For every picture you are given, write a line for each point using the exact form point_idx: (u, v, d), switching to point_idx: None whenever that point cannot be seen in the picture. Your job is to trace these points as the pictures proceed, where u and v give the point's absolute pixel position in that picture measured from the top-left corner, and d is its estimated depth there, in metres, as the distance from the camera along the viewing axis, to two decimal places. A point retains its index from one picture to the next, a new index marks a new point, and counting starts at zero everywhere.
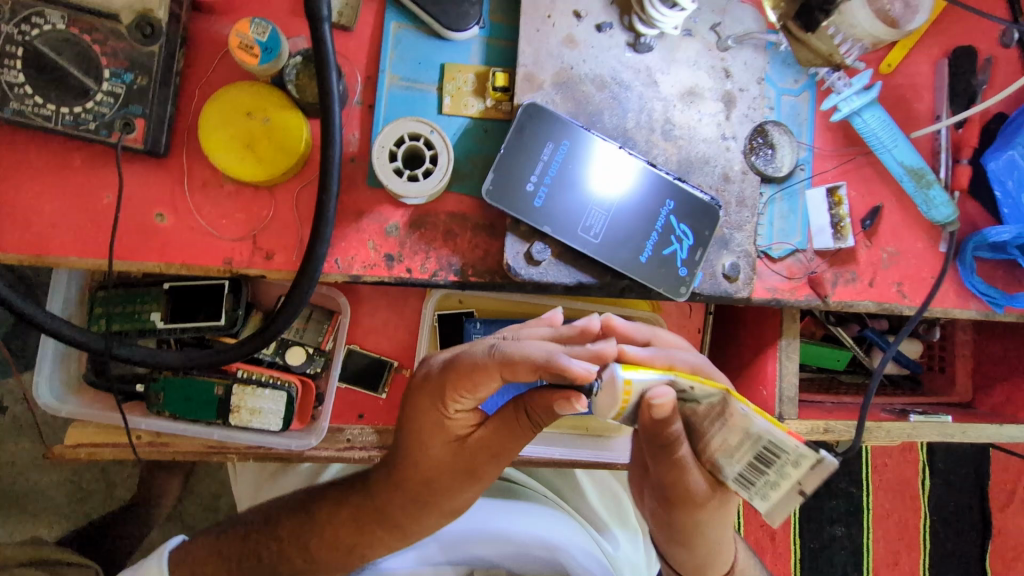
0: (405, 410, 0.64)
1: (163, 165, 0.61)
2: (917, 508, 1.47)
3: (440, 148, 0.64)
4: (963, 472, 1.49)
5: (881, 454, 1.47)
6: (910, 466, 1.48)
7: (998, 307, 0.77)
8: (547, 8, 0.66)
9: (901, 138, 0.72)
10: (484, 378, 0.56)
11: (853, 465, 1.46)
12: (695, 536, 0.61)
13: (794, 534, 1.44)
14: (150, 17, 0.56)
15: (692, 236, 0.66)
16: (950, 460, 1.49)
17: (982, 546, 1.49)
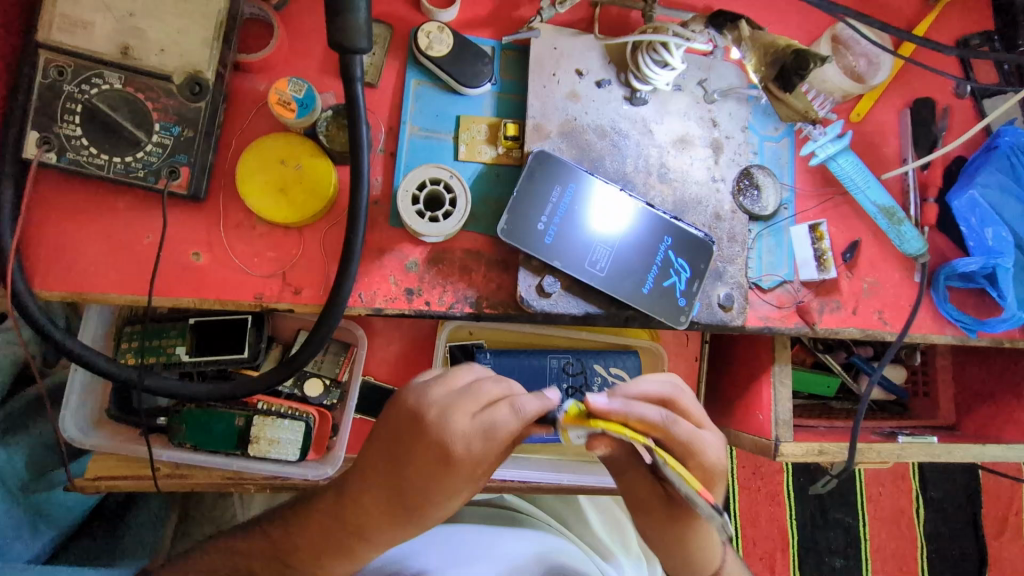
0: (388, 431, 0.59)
1: (202, 208, 0.66)
2: (913, 537, 1.50)
3: (459, 191, 0.69)
4: (957, 500, 1.52)
5: (876, 482, 1.50)
6: (905, 494, 1.51)
7: (972, 332, 0.83)
8: (552, 66, 0.73)
9: (873, 180, 0.80)
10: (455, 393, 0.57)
11: (849, 494, 1.49)
12: (679, 555, 0.62)
13: (795, 566, 1.46)
14: (199, 77, 0.62)
15: (689, 270, 0.72)
16: (943, 488, 1.52)
17: (980, 574, 1.51)
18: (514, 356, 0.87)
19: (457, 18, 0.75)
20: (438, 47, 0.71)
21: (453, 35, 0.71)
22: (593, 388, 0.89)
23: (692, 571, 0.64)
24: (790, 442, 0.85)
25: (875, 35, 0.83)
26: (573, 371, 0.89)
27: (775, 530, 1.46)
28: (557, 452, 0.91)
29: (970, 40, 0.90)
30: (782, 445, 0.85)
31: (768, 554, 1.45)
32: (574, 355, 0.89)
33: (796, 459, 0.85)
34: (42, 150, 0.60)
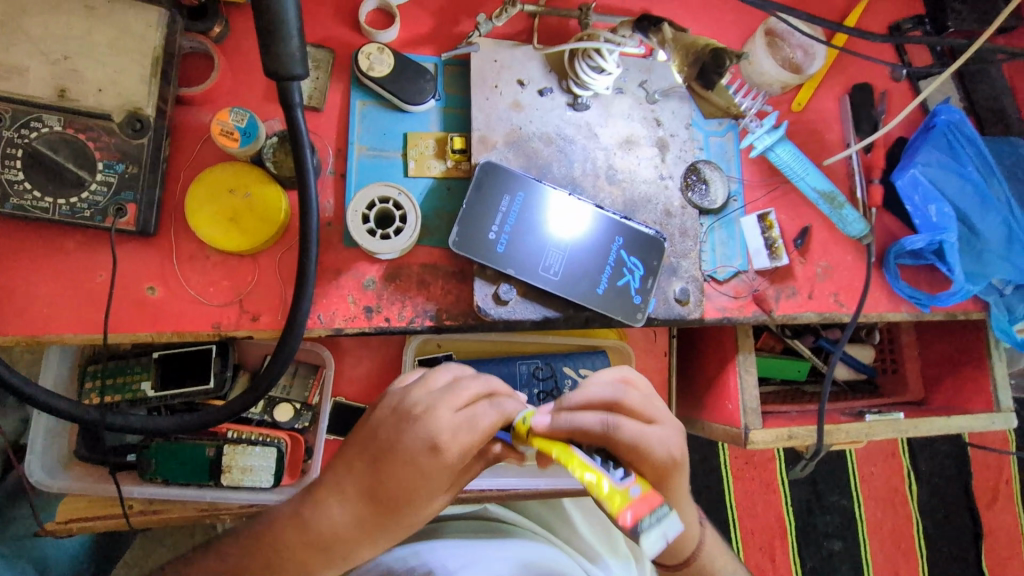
0: (366, 434, 0.61)
1: (153, 242, 0.67)
2: (908, 514, 1.52)
3: (408, 208, 0.70)
4: (946, 474, 1.54)
5: (866, 463, 1.52)
6: (896, 473, 1.52)
7: (925, 307, 0.86)
8: (493, 79, 0.75)
9: (812, 168, 0.81)
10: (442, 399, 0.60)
11: (841, 477, 1.51)
12: None
13: (794, 553, 1.47)
14: (139, 114, 0.62)
15: (641, 268, 0.74)
16: (933, 463, 1.54)
17: (977, 546, 1.53)
18: (483, 366, 0.88)
19: (397, 38, 0.77)
20: (379, 67, 0.72)
21: (392, 55, 0.72)
22: (564, 392, 0.90)
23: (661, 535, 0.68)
24: (759, 430, 0.87)
25: (807, 27, 0.86)
26: (543, 375, 0.89)
27: (772, 519, 1.47)
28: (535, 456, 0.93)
29: (902, 25, 0.93)
30: (752, 432, 0.86)
31: (766, 544, 1.46)
32: (543, 360, 0.90)
33: (768, 445, 0.87)
34: None
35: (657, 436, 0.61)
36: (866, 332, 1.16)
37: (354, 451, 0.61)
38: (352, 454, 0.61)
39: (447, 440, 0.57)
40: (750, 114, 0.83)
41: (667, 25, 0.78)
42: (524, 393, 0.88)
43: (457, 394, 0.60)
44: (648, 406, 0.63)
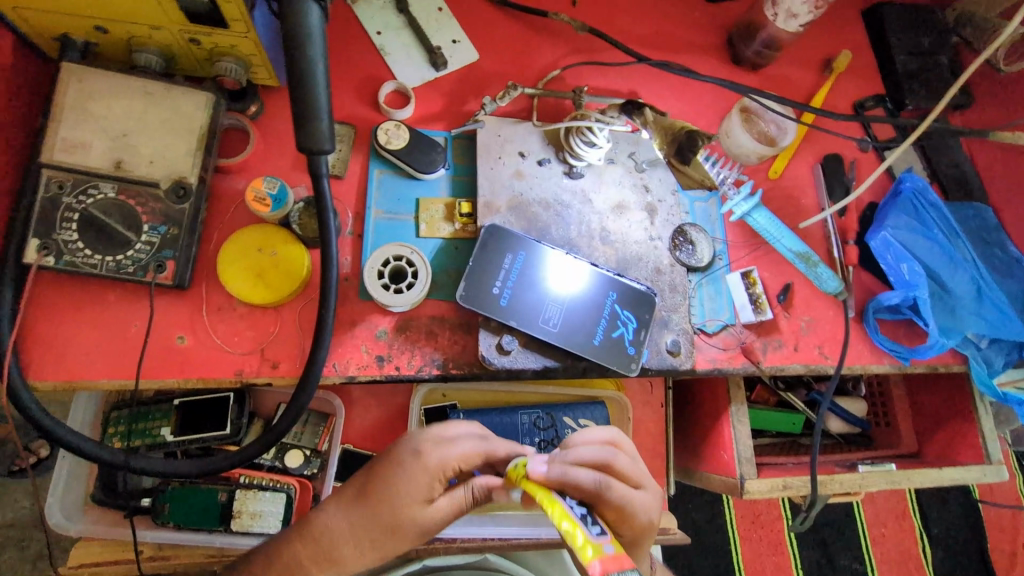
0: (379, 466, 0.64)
1: (185, 295, 0.73)
2: None
3: (420, 265, 0.77)
4: (958, 535, 1.52)
5: (876, 522, 1.50)
6: (908, 533, 1.51)
7: (906, 359, 0.90)
8: (498, 151, 0.83)
9: (786, 230, 0.88)
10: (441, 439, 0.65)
11: (851, 537, 1.49)
12: None
13: None
14: (183, 182, 0.70)
15: (634, 320, 0.79)
16: (944, 523, 1.52)
17: None
18: (487, 414, 0.92)
19: (412, 116, 0.87)
20: (396, 141, 0.81)
21: (408, 131, 0.81)
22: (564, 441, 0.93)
23: None
24: (754, 479, 0.88)
25: (778, 106, 0.96)
26: (544, 425, 0.93)
27: None
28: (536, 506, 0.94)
29: (864, 104, 1.03)
30: (747, 482, 0.88)
31: None
32: (544, 410, 0.94)
33: (763, 495, 0.88)
34: (42, 255, 0.67)
35: (641, 501, 0.63)
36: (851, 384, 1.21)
37: (356, 518, 0.61)
38: (356, 513, 0.62)
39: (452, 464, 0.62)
40: (727, 182, 0.91)
41: (648, 108, 0.79)
42: (525, 442, 0.91)
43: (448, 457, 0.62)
44: (634, 472, 0.65)
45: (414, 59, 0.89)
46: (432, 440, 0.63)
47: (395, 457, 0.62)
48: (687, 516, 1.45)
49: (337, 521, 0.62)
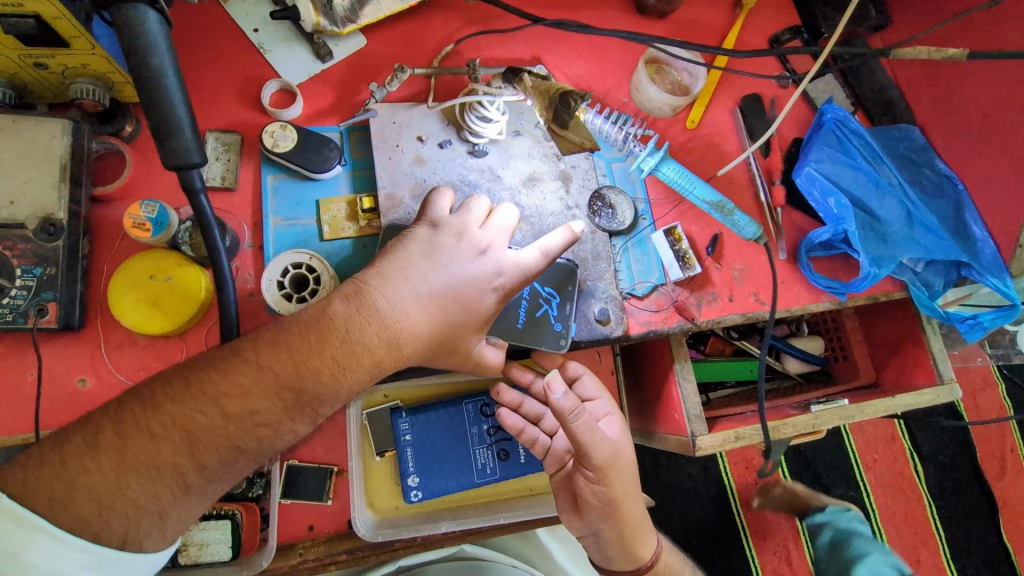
0: (349, 332, 0.58)
1: (80, 336, 0.69)
2: (919, 497, 1.50)
3: (321, 269, 0.74)
4: (949, 451, 1.53)
5: (868, 450, 1.51)
6: (898, 456, 1.52)
7: (842, 295, 0.89)
8: (394, 139, 0.80)
9: (697, 181, 0.87)
10: (439, 284, 0.63)
11: (845, 469, 1.50)
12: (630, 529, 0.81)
13: (809, 553, 1.44)
14: (52, 218, 0.66)
15: (558, 293, 0.78)
16: (933, 441, 1.53)
17: (994, 519, 1.51)
18: (429, 410, 0.90)
19: (302, 114, 0.82)
20: (283, 143, 0.76)
21: (295, 130, 0.77)
22: None
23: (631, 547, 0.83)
24: (705, 435, 0.87)
25: (686, 52, 0.93)
26: (491, 411, 0.91)
27: (781, 521, 1.45)
28: (495, 492, 0.92)
29: (781, 37, 0.99)
30: (698, 439, 0.87)
31: (780, 548, 1.44)
32: (490, 396, 0.92)
33: (715, 449, 0.87)
34: None
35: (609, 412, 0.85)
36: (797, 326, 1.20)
37: (331, 335, 0.57)
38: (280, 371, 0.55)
39: (438, 313, 0.63)
40: (635, 138, 0.89)
41: (526, 72, 0.81)
42: (472, 431, 0.90)
43: (455, 342, 0.65)
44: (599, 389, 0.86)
45: (297, 53, 0.83)
46: (445, 282, 0.63)
47: (367, 337, 0.59)
48: (679, 472, 1.45)
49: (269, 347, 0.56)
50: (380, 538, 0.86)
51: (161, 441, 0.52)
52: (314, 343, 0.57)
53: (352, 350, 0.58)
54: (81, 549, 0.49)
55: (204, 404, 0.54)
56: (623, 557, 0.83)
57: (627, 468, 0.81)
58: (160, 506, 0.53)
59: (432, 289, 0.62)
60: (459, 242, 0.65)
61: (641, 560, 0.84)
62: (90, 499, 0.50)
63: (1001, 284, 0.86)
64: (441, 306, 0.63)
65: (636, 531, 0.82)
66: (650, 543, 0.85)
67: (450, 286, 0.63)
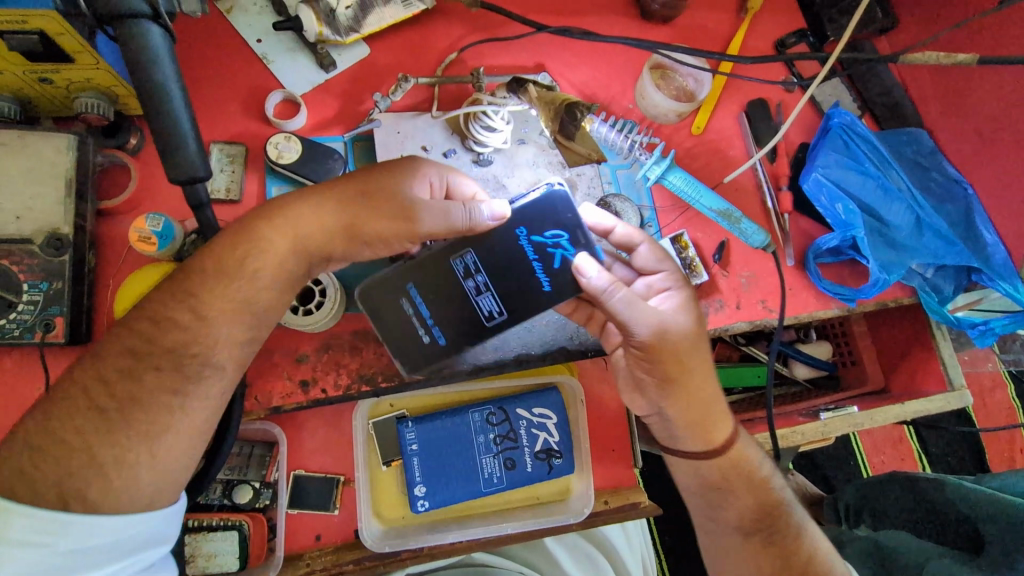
0: (234, 246, 0.63)
1: (87, 350, 0.70)
2: None
3: (327, 281, 0.73)
4: (958, 453, 1.51)
5: (875, 453, 1.50)
6: (906, 458, 1.50)
7: (851, 302, 0.88)
8: (399, 149, 0.79)
9: (703, 189, 0.85)
10: (333, 186, 0.64)
11: (852, 473, 1.49)
12: (688, 409, 0.72)
13: None
14: (58, 233, 0.66)
15: (568, 232, 0.67)
16: (941, 443, 1.52)
17: None
18: (435, 418, 0.89)
19: (306, 125, 0.82)
20: (287, 154, 0.76)
21: (299, 141, 0.77)
22: (520, 433, 0.91)
23: (696, 430, 0.73)
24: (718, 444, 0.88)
25: (693, 56, 0.92)
26: (497, 420, 0.91)
27: None
28: (498, 502, 0.92)
29: (787, 41, 0.98)
30: None
31: None
32: (495, 405, 0.91)
33: None
34: None
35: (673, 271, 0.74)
36: (803, 332, 1.19)
37: (297, 228, 0.64)
38: (175, 291, 0.61)
39: (327, 207, 0.64)
40: (639, 146, 0.87)
41: (529, 83, 0.83)
42: (478, 440, 0.89)
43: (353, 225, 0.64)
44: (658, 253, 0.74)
45: (301, 63, 0.83)
46: (324, 183, 0.64)
47: (256, 236, 0.63)
48: None
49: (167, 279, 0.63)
50: (387, 550, 0.87)
51: (87, 386, 0.58)
52: (229, 234, 0.63)
53: (244, 252, 0.63)
54: (23, 512, 0.51)
55: (119, 335, 0.60)
56: (692, 437, 0.74)
57: (685, 337, 0.70)
58: (95, 450, 0.56)
59: (319, 193, 0.64)
60: (399, 160, 0.67)
61: (715, 441, 0.74)
62: (30, 454, 0.55)
63: (1012, 290, 0.85)
64: (335, 203, 0.64)
65: (705, 412, 0.73)
66: (727, 423, 0.75)
67: (338, 187, 0.64)
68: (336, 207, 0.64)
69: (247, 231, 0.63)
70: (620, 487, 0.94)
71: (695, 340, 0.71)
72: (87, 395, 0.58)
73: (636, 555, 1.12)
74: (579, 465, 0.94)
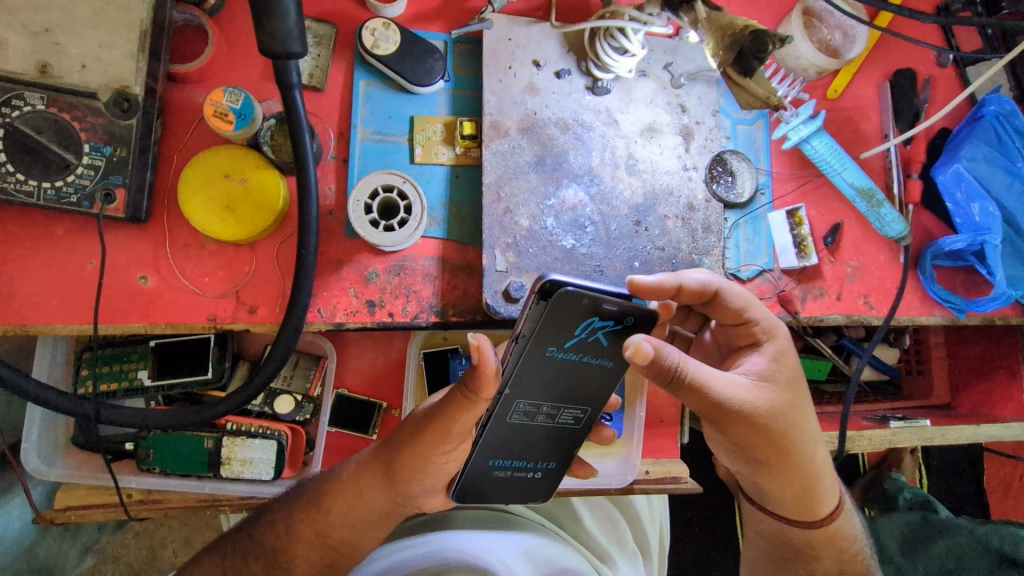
0: (402, 460, 0.63)
1: (144, 229, 0.63)
2: None
3: (413, 198, 0.65)
4: None
5: None
6: None
7: (961, 312, 0.80)
8: (508, 59, 0.69)
9: (849, 161, 0.76)
10: (453, 423, 0.58)
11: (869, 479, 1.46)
12: (788, 489, 0.64)
13: None
14: (127, 92, 0.59)
15: (599, 318, 0.58)
16: None
17: None
18: None
19: (404, 14, 0.71)
20: (385, 44, 0.67)
21: (399, 32, 0.68)
22: None
23: (798, 504, 0.66)
24: None
25: (849, 6, 0.80)
26: None
27: None
28: None
29: (951, 6, 0.85)
30: None
31: None
32: None
33: None
34: None
35: (759, 310, 0.63)
36: (895, 336, 1.06)
37: (408, 456, 0.62)
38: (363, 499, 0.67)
39: (462, 435, 0.59)
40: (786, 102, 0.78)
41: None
42: None
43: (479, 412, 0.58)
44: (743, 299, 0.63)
45: None
46: (454, 422, 0.58)
47: (407, 457, 0.62)
48: None
49: (362, 475, 0.67)
50: None
51: (294, 532, 0.69)
52: (405, 463, 0.62)
53: (409, 458, 0.62)
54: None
55: (317, 523, 0.69)
56: (796, 508, 0.67)
57: (781, 406, 0.59)
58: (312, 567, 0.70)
59: (435, 417, 0.59)
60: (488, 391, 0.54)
61: (824, 509, 0.67)
62: (262, 540, 0.70)
63: None
64: (453, 410, 0.57)
65: (807, 485, 0.64)
66: (836, 491, 0.68)
67: (454, 429, 0.58)
68: (465, 417, 0.57)
69: (411, 449, 0.62)
70: (661, 458, 0.91)
71: (800, 412, 0.61)
72: (301, 542, 0.69)
73: (655, 524, 1.11)
74: (628, 429, 0.88)
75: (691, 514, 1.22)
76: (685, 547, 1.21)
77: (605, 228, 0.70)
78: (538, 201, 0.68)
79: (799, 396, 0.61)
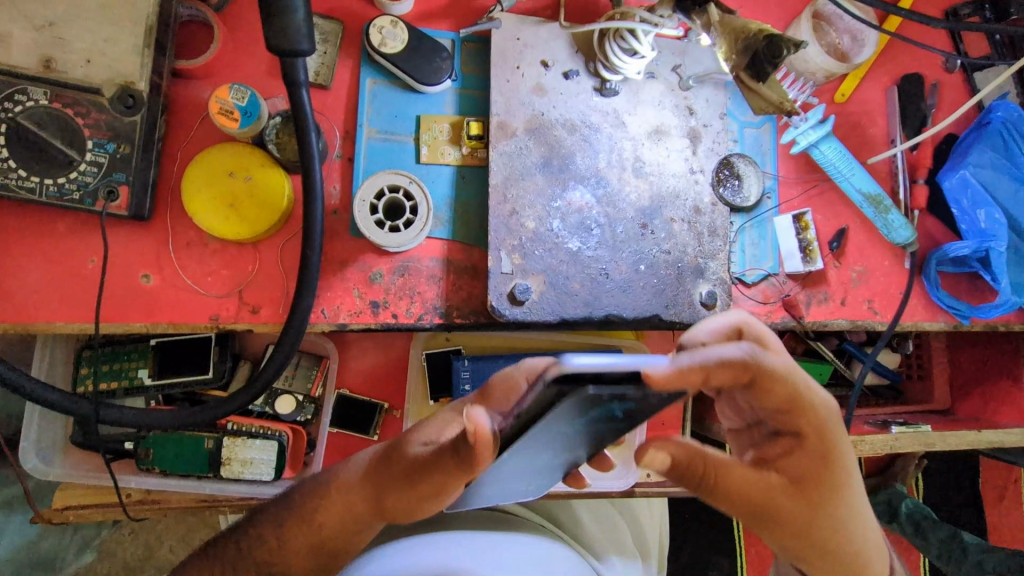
0: (389, 503, 0.58)
1: (147, 227, 0.63)
2: None
3: (419, 198, 0.65)
4: None
5: None
6: None
7: (964, 318, 0.80)
8: (516, 59, 0.69)
9: (857, 167, 0.76)
10: (443, 480, 0.52)
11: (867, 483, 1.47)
12: None
13: None
14: (131, 88, 0.58)
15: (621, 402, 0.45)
16: None
17: None
18: (495, 360, 0.82)
19: (411, 12, 0.71)
20: (392, 43, 0.67)
21: (406, 30, 0.67)
22: None
23: None
24: None
25: (858, 10, 0.80)
26: None
27: None
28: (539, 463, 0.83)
29: (959, 11, 0.85)
30: None
31: None
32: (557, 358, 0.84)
33: None
34: None
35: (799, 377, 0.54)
36: (897, 341, 1.05)
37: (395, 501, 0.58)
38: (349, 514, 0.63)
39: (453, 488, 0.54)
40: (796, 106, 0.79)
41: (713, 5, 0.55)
42: None
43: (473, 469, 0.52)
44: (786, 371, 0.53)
45: None
46: (445, 481, 0.52)
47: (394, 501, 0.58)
48: None
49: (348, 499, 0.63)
50: None
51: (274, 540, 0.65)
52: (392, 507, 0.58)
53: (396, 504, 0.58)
54: None
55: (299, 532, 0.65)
56: None
57: (819, 496, 0.53)
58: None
59: (424, 469, 0.53)
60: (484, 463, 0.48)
61: None
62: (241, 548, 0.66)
63: None
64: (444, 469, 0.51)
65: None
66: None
67: (444, 486, 0.53)
68: (456, 478, 0.52)
69: (398, 496, 0.57)
70: None
71: (844, 505, 0.54)
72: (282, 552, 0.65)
73: (654, 526, 1.11)
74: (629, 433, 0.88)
75: (690, 516, 1.22)
76: (684, 549, 1.21)
77: (612, 231, 0.69)
78: (544, 203, 0.68)
79: (843, 486, 0.54)
